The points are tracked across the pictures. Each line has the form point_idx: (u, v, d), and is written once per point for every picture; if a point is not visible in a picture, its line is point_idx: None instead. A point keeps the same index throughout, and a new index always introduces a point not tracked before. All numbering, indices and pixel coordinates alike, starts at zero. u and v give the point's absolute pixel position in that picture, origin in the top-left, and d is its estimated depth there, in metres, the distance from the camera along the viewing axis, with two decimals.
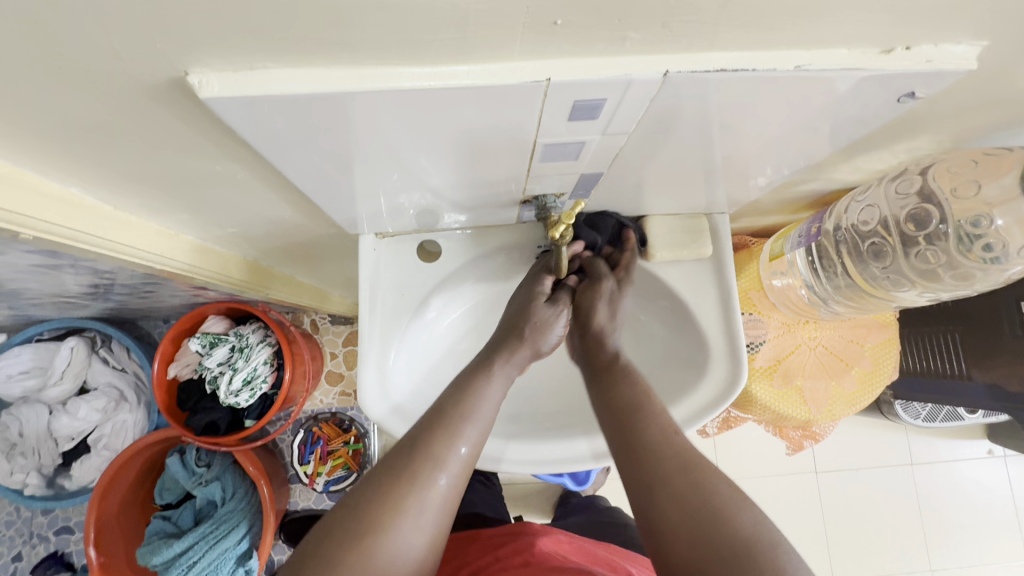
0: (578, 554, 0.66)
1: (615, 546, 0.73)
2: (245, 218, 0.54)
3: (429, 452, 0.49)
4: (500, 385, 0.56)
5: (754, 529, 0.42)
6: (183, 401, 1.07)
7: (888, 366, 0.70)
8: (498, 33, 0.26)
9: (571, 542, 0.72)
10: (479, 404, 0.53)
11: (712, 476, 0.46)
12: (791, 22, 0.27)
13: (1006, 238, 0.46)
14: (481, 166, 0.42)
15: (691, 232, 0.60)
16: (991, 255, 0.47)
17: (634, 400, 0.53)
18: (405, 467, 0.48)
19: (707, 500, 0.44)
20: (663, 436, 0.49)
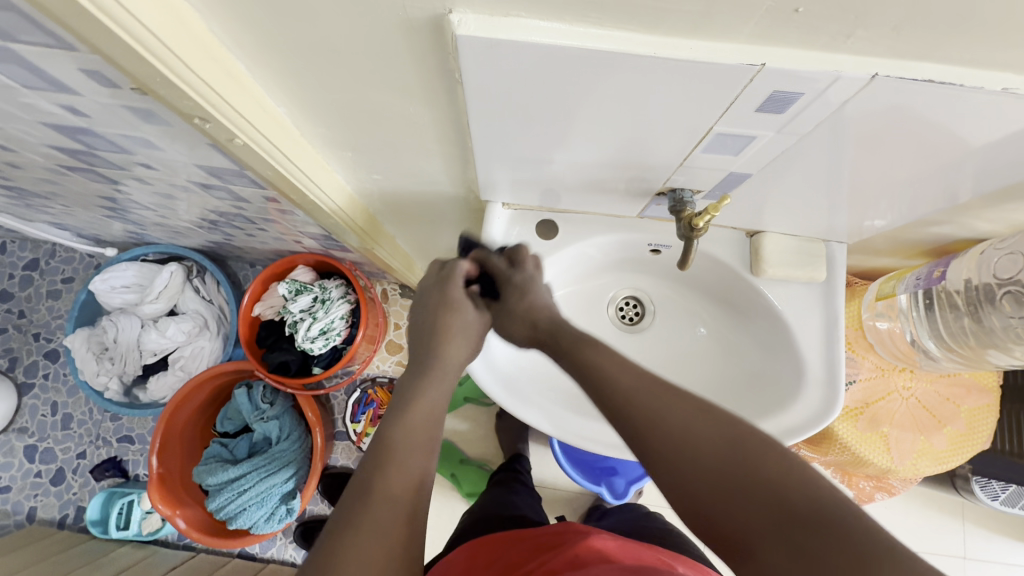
0: (629, 553, 0.66)
1: (659, 545, 0.72)
2: (392, 166, 0.59)
3: (381, 484, 0.47)
4: (435, 395, 0.55)
5: (778, 465, 0.40)
6: (263, 337, 1.14)
7: (981, 432, 0.69)
8: (739, 13, 0.29)
9: (617, 540, 0.71)
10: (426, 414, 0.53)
11: (712, 421, 0.44)
12: (1013, 43, 0.29)
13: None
14: (639, 147, 0.45)
15: (806, 254, 0.61)
16: None
17: (610, 379, 0.50)
18: (360, 502, 0.46)
19: (717, 454, 0.42)
20: (650, 404, 0.47)
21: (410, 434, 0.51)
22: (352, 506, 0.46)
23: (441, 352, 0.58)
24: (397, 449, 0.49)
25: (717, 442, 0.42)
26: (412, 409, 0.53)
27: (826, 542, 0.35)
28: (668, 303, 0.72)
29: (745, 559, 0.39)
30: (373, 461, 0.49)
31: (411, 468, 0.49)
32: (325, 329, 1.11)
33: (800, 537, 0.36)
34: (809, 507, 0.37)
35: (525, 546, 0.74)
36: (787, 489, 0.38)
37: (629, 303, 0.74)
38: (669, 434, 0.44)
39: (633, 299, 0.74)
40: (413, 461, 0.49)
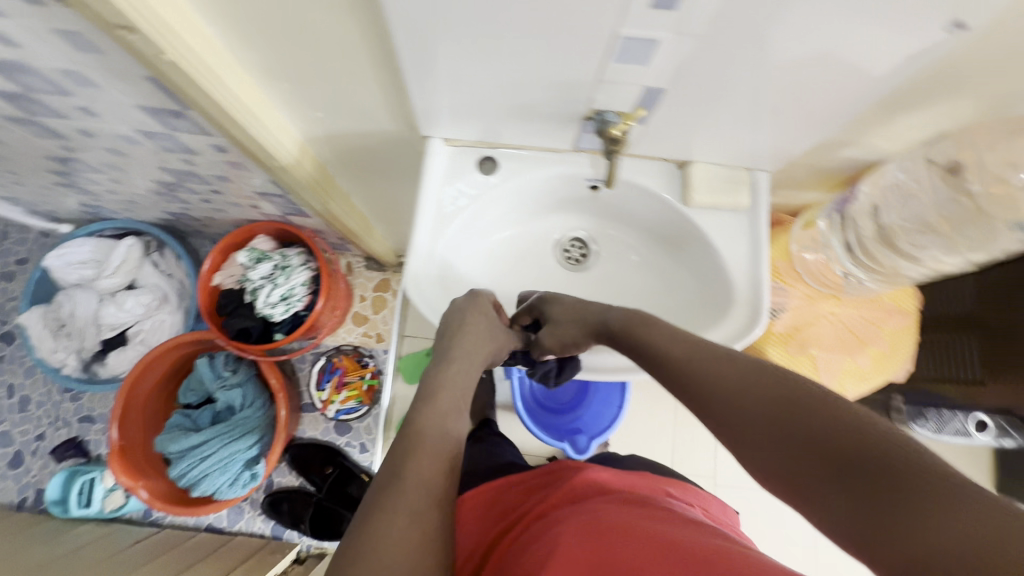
0: (629, 482, 0.63)
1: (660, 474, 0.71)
2: (332, 100, 0.61)
3: (421, 443, 0.47)
4: (461, 377, 0.58)
5: (817, 404, 0.38)
6: (223, 305, 1.14)
7: (903, 351, 0.73)
8: None
9: (609, 468, 0.68)
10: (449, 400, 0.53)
11: (753, 369, 0.43)
12: None
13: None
14: (556, 56, 0.48)
15: (729, 182, 0.65)
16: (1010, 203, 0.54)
17: (665, 349, 0.52)
18: (404, 454, 0.46)
19: (752, 398, 0.41)
20: (701, 365, 0.47)
21: (443, 408, 0.52)
22: (394, 459, 0.46)
23: (454, 349, 0.60)
24: (429, 426, 0.49)
25: (761, 382, 0.42)
26: (442, 387, 0.55)
27: (864, 474, 0.33)
28: (610, 243, 0.75)
29: (798, 493, 0.37)
30: (411, 424, 0.50)
31: (446, 436, 0.50)
32: (286, 295, 1.12)
33: (846, 473, 0.34)
34: (849, 434, 0.35)
35: (519, 482, 0.72)
36: (828, 426, 0.36)
37: (575, 245, 0.76)
38: (711, 388, 0.45)
39: (579, 241, 0.76)
40: (445, 429, 0.50)
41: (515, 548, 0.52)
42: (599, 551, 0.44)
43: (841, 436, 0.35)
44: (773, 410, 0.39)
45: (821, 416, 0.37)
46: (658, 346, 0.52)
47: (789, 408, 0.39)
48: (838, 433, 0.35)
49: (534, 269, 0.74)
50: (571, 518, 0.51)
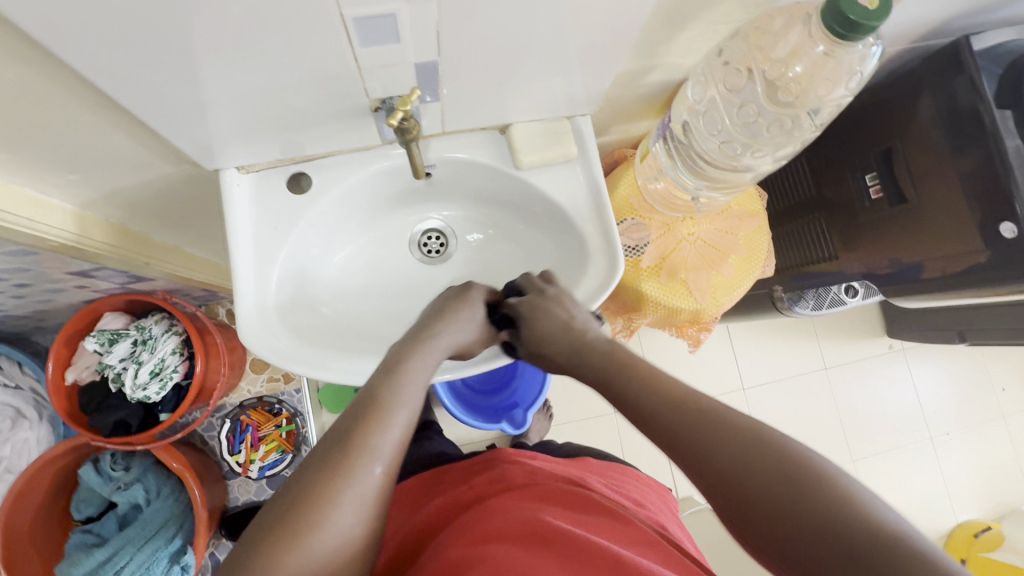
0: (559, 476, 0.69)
1: (577, 463, 0.79)
2: (81, 159, 0.51)
3: (359, 455, 0.46)
4: (432, 362, 0.56)
5: (800, 475, 0.40)
6: (86, 403, 1.00)
7: (761, 250, 0.76)
8: None
9: (545, 462, 0.75)
10: (406, 389, 0.52)
11: (763, 445, 0.43)
12: None
13: (807, 80, 0.49)
14: (302, 54, 0.42)
15: (554, 135, 0.62)
16: (790, 95, 0.50)
17: (635, 392, 0.52)
18: (327, 471, 0.45)
19: (728, 459, 0.43)
20: (679, 407, 0.48)
21: (396, 403, 0.50)
22: (318, 467, 0.45)
23: (406, 365, 0.54)
24: (356, 444, 0.46)
25: (776, 462, 0.41)
26: (403, 378, 0.53)
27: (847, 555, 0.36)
28: (466, 224, 0.72)
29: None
30: (357, 423, 0.48)
31: (393, 442, 0.49)
32: (156, 370, 1.00)
33: (869, 573, 0.35)
34: (864, 537, 0.36)
35: (458, 474, 0.75)
36: (810, 506, 0.38)
37: (433, 236, 0.72)
38: (686, 442, 0.46)
39: (435, 231, 0.72)
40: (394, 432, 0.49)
41: (440, 548, 0.54)
42: (521, 568, 0.47)
43: (831, 516, 0.37)
44: (759, 476, 0.41)
45: (806, 492, 0.39)
46: (626, 386, 0.53)
47: (772, 474, 0.40)
48: (820, 517, 0.37)
49: (394, 274, 0.69)
50: (498, 528, 0.53)
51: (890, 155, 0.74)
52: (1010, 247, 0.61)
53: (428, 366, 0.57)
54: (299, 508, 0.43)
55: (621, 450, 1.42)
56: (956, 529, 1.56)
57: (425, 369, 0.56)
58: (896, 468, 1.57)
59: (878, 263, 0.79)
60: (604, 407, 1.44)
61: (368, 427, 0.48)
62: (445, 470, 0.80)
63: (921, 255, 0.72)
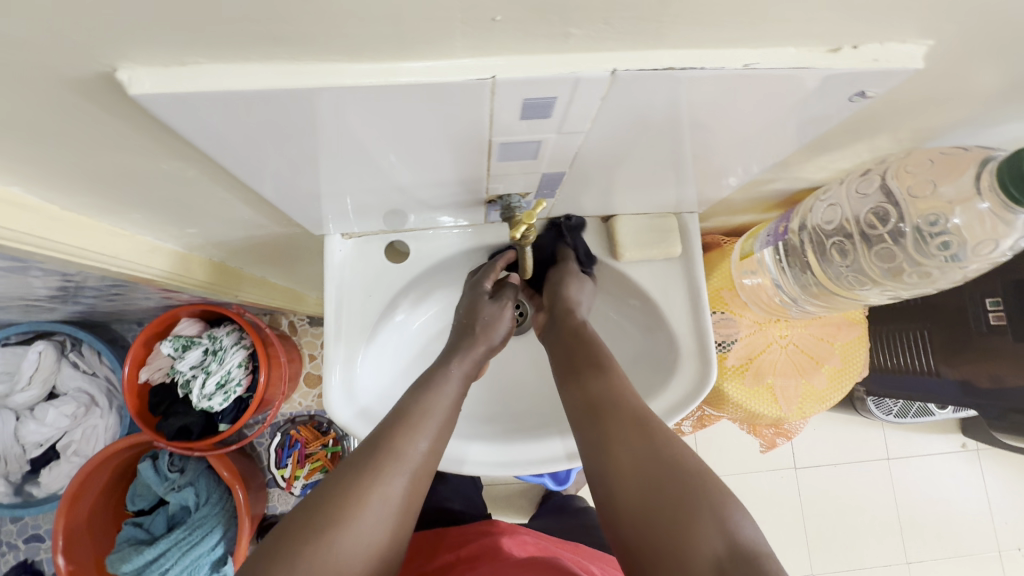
0: (540, 551, 0.66)
1: (575, 547, 0.74)
2: (204, 218, 0.53)
3: (387, 459, 0.45)
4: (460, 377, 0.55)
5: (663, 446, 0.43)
6: (155, 404, 1.05)
7: (858, 363, 0.71)
8: (437, 28, 0.25)
9: (539, 540, 0.71)
10: (435, 400, 0.51)
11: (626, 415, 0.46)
12: (737, 19, 0.27)
13: (961, 237, 0.44)
14: (435, 165, 0.42)
15: (659, 232, 0.60)
16: (948, 252, 0.45)
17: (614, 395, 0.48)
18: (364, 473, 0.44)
19: (619, 444, 0.44)
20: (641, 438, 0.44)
21: (422, 416, 0.49)
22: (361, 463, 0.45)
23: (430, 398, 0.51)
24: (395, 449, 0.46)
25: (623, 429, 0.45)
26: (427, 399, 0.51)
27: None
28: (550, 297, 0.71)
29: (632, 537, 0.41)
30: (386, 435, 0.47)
31: (416, 452, 0.47)
32: (222, 382, 1.04)
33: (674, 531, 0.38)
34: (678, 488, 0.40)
35: (459, 535, 0.76)
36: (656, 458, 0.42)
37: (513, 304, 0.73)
38: (610, 469, 0.44)
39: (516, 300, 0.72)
40: (420, 439, 0.47)
41: None
42: None
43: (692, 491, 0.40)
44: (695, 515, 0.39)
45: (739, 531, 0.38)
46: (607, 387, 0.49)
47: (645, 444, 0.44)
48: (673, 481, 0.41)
49: None
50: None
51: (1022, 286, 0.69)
52: None
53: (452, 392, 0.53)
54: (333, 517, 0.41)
55: None
56: None
57: (450, 390, 0.53)
58: None
59: (976, 375, 0.73)
60: None
61: (396, 442, 0.46)
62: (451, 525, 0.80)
63: None
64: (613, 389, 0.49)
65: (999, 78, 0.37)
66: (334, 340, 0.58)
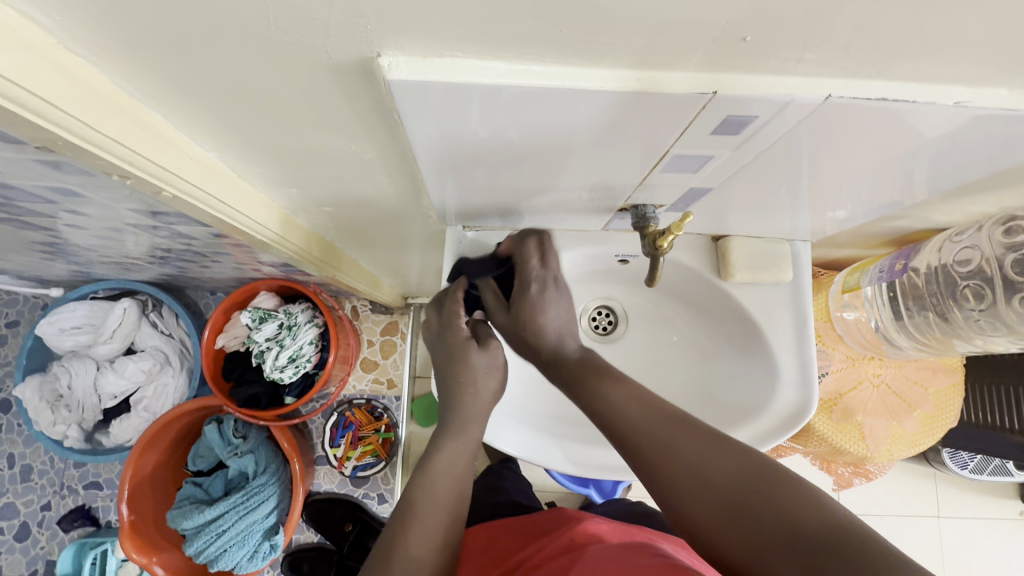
0: (618, 534, 0.68)
1: (649, 528, 0.76)
2: (344, 198, 0.56)
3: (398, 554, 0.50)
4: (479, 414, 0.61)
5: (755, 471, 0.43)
6: (229, 370, 1.10)
7: (949, 411, 0.70)
8: (684, 41, 0.27)
9: (611, 523, 0.74)
10: (437, 480, 0.57)
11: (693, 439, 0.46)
12: (967, 59, 0.28)
13: None
14: (593, 169, 0.43)
15: (770, 256, 0.61)
16: None
17: (621, 408, 0.51)
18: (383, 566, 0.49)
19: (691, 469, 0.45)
20: (649, 449, 0.47)
21: (428, 505, 0.54)
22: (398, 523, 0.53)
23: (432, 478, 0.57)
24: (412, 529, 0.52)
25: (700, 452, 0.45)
26: (433, 473, 0.57)
27: (803, 540, 0.37)
28: (642, 310, 0.72)
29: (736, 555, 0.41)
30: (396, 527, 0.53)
31: (427, 538, 0.52)
32: (294, 356, 1.08)
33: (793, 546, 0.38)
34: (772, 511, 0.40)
35: (534, 525, 0.78)
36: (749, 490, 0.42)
37: (602, 313, 0.73)
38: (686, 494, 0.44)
39: (605, 309, 0.73)
40: (435, 532, 0.53)
41: None
42: None
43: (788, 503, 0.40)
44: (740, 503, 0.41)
45: (771, 495, 0.41)
46: (620, 405, 0.51)
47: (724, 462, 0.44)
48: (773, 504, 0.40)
49: None
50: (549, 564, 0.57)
51: None
52: None
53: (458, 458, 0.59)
54: None
55: None
56: None
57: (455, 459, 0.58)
58: None
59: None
60: None
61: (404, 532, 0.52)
62: (508, 527, 0.81)
63: None
64: (649, 409, 0.50)
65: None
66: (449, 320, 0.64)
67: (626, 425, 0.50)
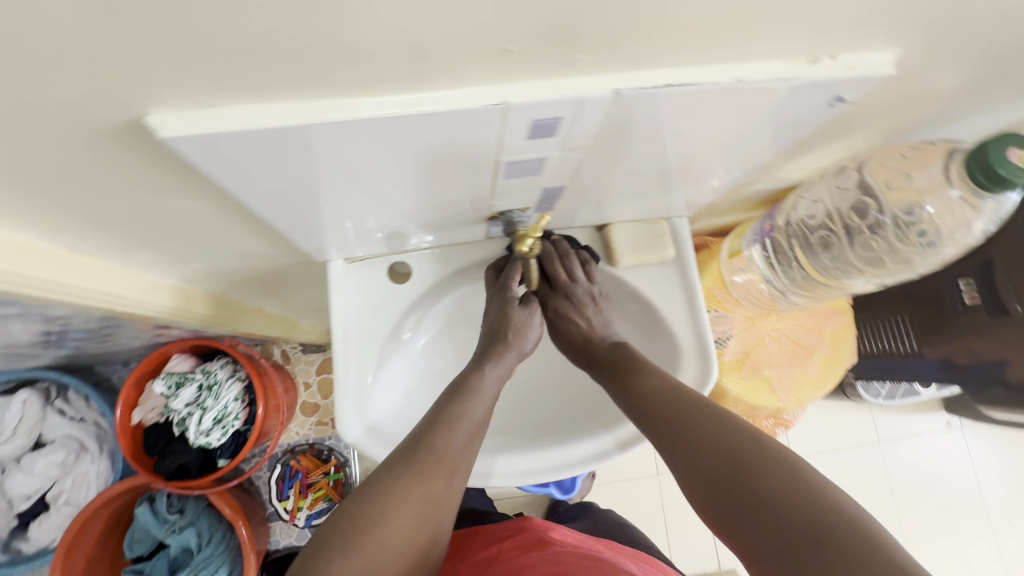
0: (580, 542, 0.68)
1: (611, 543, 0.76)
2: (207, 252, 0.53)
3: (424, 459, 0.47)
4: (494, 383, 0.54)
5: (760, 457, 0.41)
6: (150, 445, 1.03)
7: (847, 350, 0.74)
8: (452, 60, 0.27)
9: (573, 534, 0.74)
10: (474, 401, 0.52)
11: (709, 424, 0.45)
12: (726, 39, 0.29)
13: (937, 224, 0.48)
14: (441, 186, 0.43)
15: (652, 237, 0.63)
16: (927, 241, 0.49)
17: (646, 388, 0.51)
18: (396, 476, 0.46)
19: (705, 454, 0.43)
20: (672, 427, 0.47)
21: (458, 418, 0.50)
22: (399, 466, 0.47)
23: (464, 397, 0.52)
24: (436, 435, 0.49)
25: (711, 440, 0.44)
26: (466, 395, 0.52)
27: (813, 545, 0.35)
28: None
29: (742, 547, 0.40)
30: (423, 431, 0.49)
31: (454, 450, 0.49)
32: (220, 417, 1.03)
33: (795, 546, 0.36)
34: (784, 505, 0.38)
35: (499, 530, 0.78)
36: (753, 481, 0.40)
37: None
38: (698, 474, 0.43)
39: None
40: (457, 436, 0.49)
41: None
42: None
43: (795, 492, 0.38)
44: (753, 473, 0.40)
45: (774, 487, 0.39)
46: (648, 392, 0.51)
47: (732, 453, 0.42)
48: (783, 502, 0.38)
49: None
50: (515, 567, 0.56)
51: (991, 265, 0.69)
52: None
53: (490, 388, 0.54)
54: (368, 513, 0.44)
55: (663, 516, 1.40)
56: None
57: (490, 385, 0.54)
58: (954, 555, 1.49)
59: (957, 354, 0.76)
60: (647, 469, 1.42)
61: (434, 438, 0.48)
62: (468, 539, 0.78)
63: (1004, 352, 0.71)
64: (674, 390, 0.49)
65: (968, 73, 0.40)
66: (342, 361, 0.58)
67: (647, 405, 0.50)
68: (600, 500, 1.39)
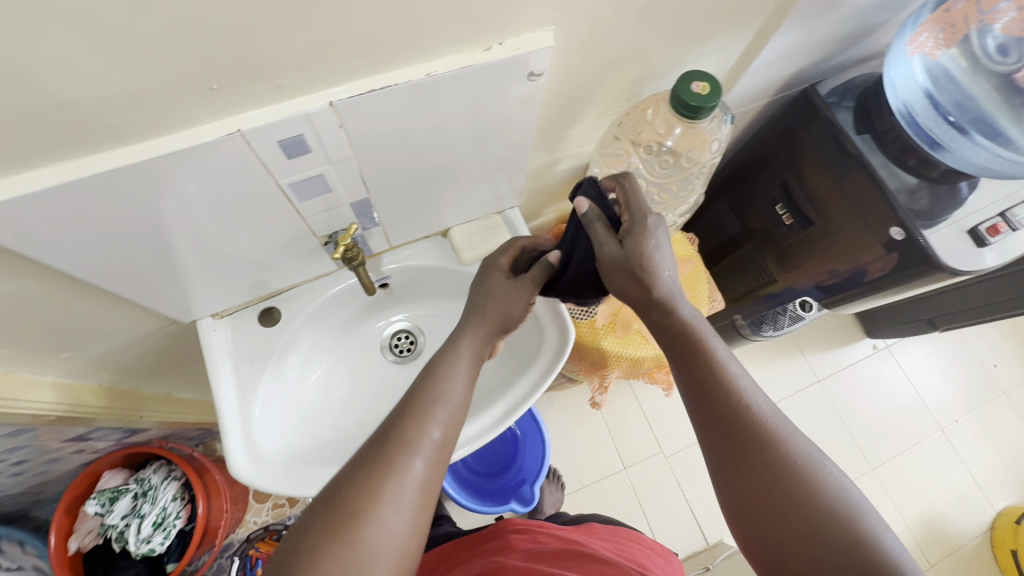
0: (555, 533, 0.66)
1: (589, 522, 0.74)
2: (72, 338, 0.57)
3: (396, 448, 0.44)
4: (468, 360, 0.53)
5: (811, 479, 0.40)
6: (92, 570, 1.00)
7: (701, 290, 0.83)
8: (170, 104, 0.35)
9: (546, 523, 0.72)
10: (448, 382, 0.50)
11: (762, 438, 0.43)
12: (397, 46, 0.38)
13: (686, 140, 0.64)
14: (253, 221, 0.50)
15: (488, 230, 0.71)
16: (688, 153, 0.65)
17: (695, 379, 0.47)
18: (376, 463, 0.43)
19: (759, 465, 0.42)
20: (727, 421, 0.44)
21: (430, 401, 0.48)
22: (373, 464, 0.43)
23: (439, 377, 0.50)
24: (418, 414, 0.46)
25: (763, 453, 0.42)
26: (441, 375, 0.50)
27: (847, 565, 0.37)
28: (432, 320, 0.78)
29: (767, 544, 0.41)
30: (394, 422, 0.46)
31: (428, 438, 0.46)
32: (160, 520, 1.01)
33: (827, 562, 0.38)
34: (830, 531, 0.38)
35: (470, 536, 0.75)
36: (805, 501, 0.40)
37: (402, 336, 0.77)
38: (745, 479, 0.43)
39: (405, 332, 0.78)
40: (434, 424, 0.47)
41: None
42: None
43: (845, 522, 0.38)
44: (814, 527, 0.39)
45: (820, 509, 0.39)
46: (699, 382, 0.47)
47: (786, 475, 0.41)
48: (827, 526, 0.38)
49: (372, 380, 0.74)
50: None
51: (789, 186, 0.83)
52: (908, 249, 0.67)
53: (466, 375, 0.52)
54: (351, 516, 0.39)
55: (640, 506, 1.42)
56: (995, 518, 1.51)
57: (464, 374, 0.52)
58: (918, 468, 1.54)
59: (821, 275, 0.81)
60: (612, 465, 1.45)
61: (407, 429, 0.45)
62: (443, 557, 0.74)
63: (856, 260, 0.74)
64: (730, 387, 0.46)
65: (645, 35, 0.50)
66: (225, 404, 0.60)
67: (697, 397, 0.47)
68: (575, 507, 1.40)
